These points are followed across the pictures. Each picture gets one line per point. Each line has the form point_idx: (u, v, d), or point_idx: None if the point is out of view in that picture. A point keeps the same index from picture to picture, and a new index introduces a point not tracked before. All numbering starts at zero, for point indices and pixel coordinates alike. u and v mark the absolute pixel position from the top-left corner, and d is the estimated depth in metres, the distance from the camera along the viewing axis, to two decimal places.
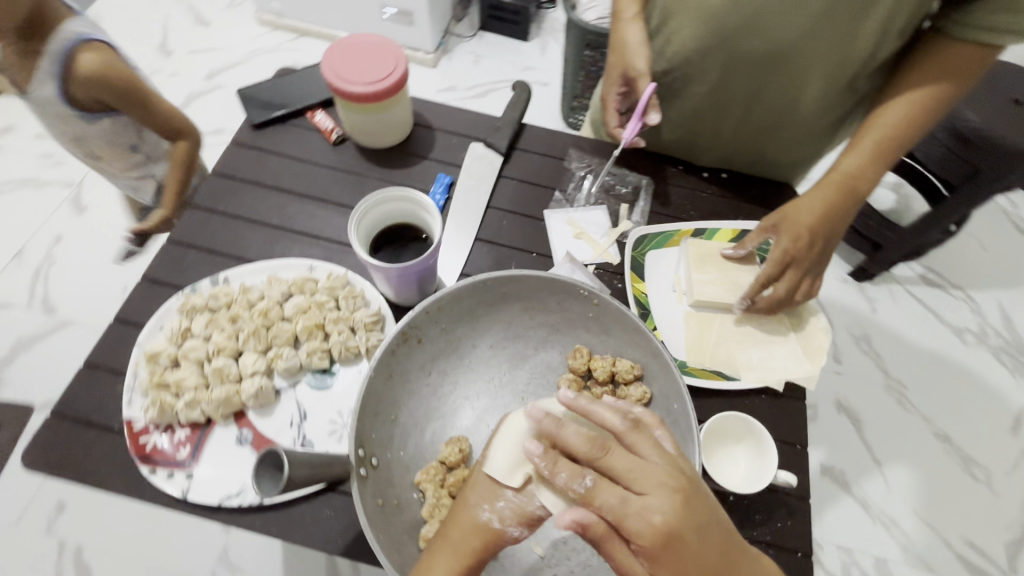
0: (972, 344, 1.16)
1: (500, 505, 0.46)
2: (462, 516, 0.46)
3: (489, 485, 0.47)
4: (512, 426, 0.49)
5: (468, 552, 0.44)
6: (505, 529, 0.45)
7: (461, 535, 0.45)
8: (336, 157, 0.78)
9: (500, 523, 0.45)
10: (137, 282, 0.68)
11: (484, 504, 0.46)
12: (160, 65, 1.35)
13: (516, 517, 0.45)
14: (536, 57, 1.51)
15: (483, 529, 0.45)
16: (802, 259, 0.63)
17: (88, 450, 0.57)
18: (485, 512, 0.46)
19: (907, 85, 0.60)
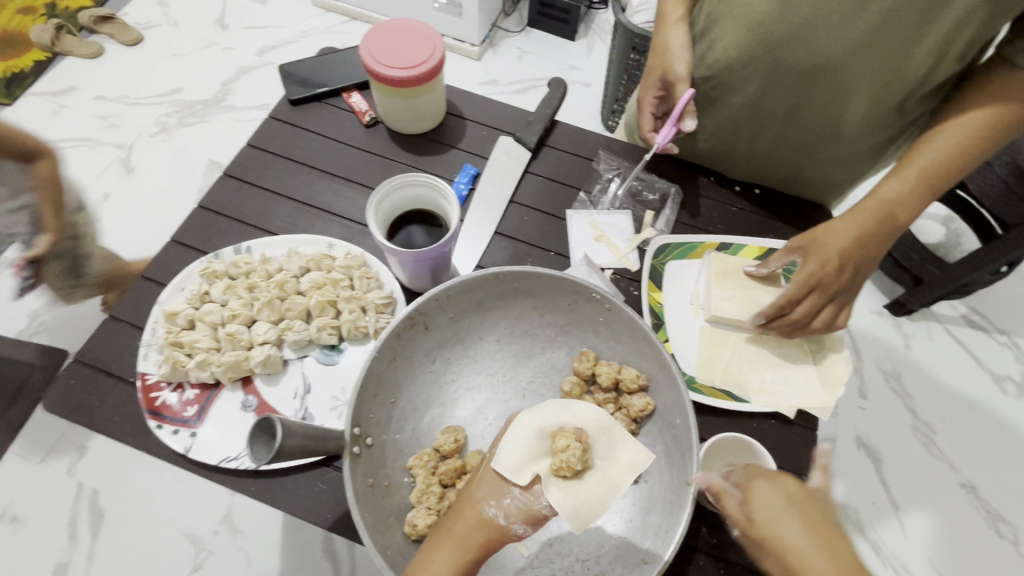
0: (1013, 394, 1.09)
1: (506, 501, 0.47)
2: (468, 511, 0.46)
3: (493, 482, 0.48)
4: (519, 427, 0.49)
5: (473, 545, 0.45)
6: (510, 526, 0.46)
7: (465, 530, 0.45)
8: (368, 139, 0.79)
9: (505, 519, 0.46)
10: (166, 243, 0.70)
11: (490, 501, 0.47)
12: (214, 37, 1.39)
13: (521, 515, 0.46)
14: (581, 58, 1.50)
15: (488, 525, 0.46)
16: (828, 285, 0.58)
17: (103, 398, 0.60)
18: (491, 507, 0.46)
19: (962, 112, 0.57)
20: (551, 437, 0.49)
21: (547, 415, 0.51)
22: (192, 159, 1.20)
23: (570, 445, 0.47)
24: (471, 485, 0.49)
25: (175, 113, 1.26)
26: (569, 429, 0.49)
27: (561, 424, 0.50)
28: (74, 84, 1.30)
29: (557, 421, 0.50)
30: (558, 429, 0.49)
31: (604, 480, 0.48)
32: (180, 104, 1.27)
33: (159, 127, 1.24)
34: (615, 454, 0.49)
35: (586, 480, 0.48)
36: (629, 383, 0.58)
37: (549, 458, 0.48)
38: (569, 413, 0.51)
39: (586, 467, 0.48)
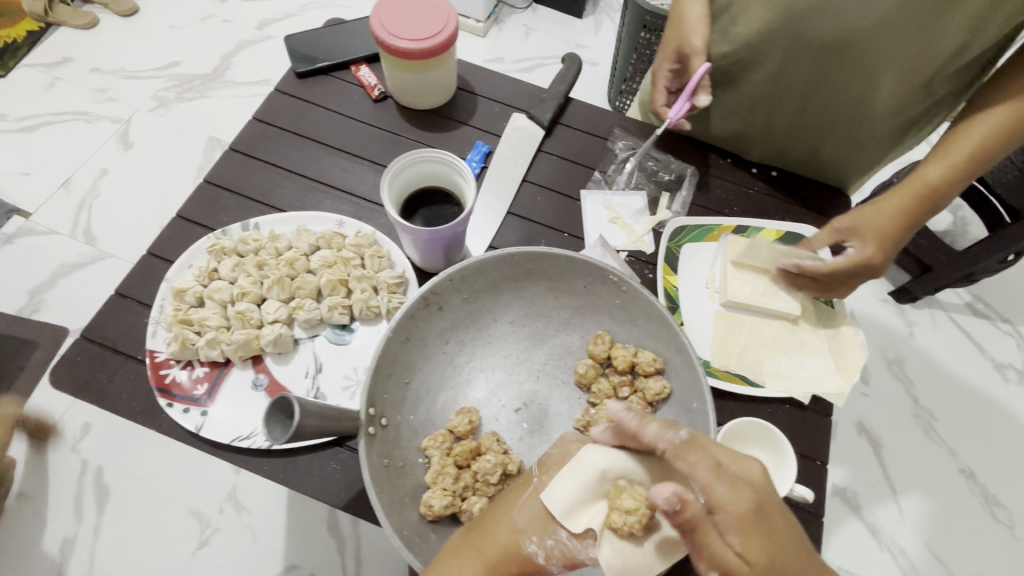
0: (1013, 381, 1.09)
1: (549, 542, 0.43)
2: (503, 537, 0.44)
3: (541, 517, 0.44)
4: (581, 467, 0.45)
5: (498, 575, 0.43)
6: (549, 567, 0.43)
7: (496, 553, 0.43)
8: (376, 115, 0.77)
9: (544, 559, 0.43)
10: (171, 219, 0.68)
11: (532, 535, 0.44)
12: (212, 9, 1.35)
13: (562, 558, 0.43)
14: (588, 36, 1.46)
15: (523, 559, 0.43)
16: (865, 268, 0.61)
17: (111, 375, 0.59)
18: (531, 544, 0.43)
19: (1013, 93, 0.54)
20: (613, 484, 0.45)
21: (614, 459, 0.46)
22: (192, 134, 1.16)
23: (637, 507, 0.43)
24: (513, 509, 0.46)
25: (173, 88, 1.22)
26: (639, 486, 0.45)
27: (628, 472, 0.46)
28: (70, 56, 1.26)
29: (623, 469, 0.46)
30: (621, 480, 0.45)
31: (661, 541, 0.44)
32: (179, 78, 1.24)
33: (157, 100, 1.20)
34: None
35: (643, 542, 0.44)
36: (646, 366, 0.58)
37: (607, 507, 0.45)
38: (638, 461, 0.46)
39: (648, 527, 0.44)
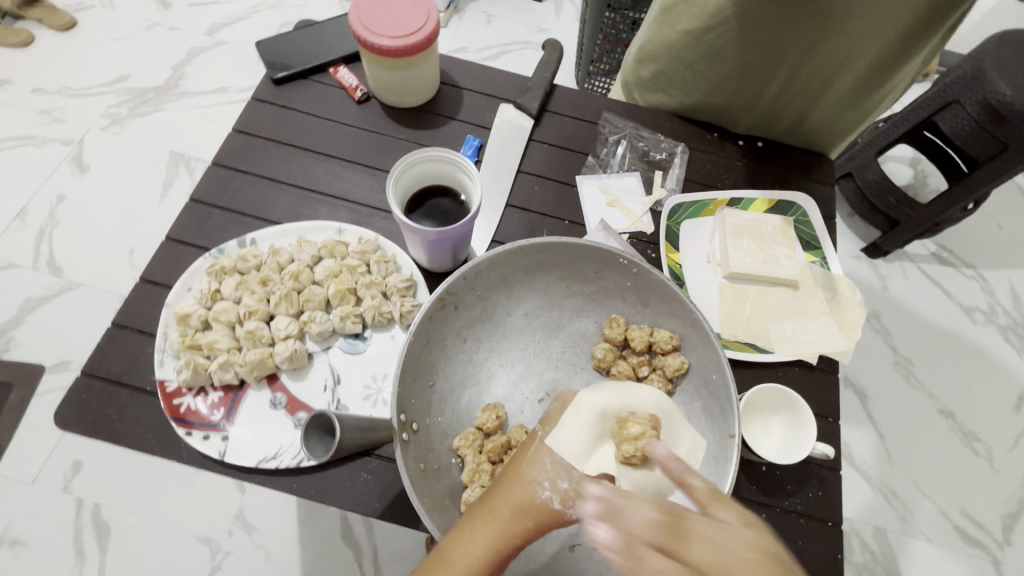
0: (981, 322, 1.13)
1: (562, 485, 0.41)
2: (515, 491, 0.41)
3: (550, 462, 0.42)
4: (582, 406, 0.47)
5: (512, 533, 0.40)
6: (568, 512, 0.40)
7: (513, 514, 0.41)
8: (360, 116, 0.75)
9: (561, 504, 0.40)
10: (160, 242, 0.66)
11: (543, 483, 0.41)
12: (157, 17, 1.29)
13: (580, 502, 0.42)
14: (551, 19, 1.45)
15: (539, 508, 0.41)
16: None
17: (122, 410, 0.57)
18: (544, 491, 0.41)
19: None
20: (617, 420, 0.47)
21: (612, 397, 0.48)
22: (151, 150, 1.10)
23: (643, 433, 0.46)
24: (517, 461, 0.44)
25: (125, 103, 1.16)
26: (641, 415, 0.47)
27: (629, 409, 0.48)
28: (8, 77, 1.18)
29: (623, 406, 0.48)
30: (621, 415, 0.47)
31: None
32: (130, 92, 1.18)
33: (110, 118, 1.14)
34: (677, 440, 0.49)
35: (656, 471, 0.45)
36: (663, 345, 0.59)
37: (615, 445, 0.46)
38: (628, 397, 0.49)
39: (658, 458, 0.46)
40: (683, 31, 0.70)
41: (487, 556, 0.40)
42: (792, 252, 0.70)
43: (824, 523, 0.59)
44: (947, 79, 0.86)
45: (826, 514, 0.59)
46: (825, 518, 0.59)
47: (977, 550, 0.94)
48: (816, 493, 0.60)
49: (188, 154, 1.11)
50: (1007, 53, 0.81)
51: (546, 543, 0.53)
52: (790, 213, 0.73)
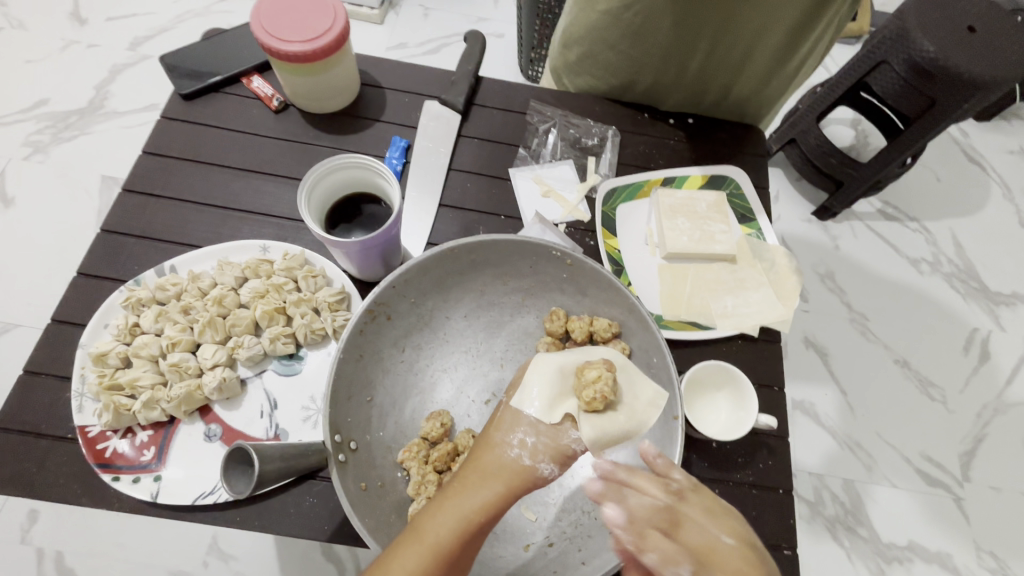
0: (927, 272, 1.14)
1: (529, 441, 0.46)
2: (486, 457, 0.45)
3: (513, 422, 0.47)
4: (541, 365, 0.49)
5: (485, 496, 0.44)
6: (537, 465, 0.45)
7: (484, 475, 0.45)
8: (280, 126, 0.72)
9: (530, 459, 0.45)
10: (72, 279, 0.62)
11: (512, 443, 0.46)
12: (73, 35, 1.19)
13: (550, 452, 0.46)
14: (489, 8, 1.42)
15: (513, 466, 0.45)
16: None
17: (41, 463, 0.54)
18: (513, 449, 0.46)
19: None
20: (575, 373, 0.49)
21: (568, 354, 0.50)
22: (80, 176, 1.03)
23: (601, 377, 0.47)
24: (488, 431, 0.48)
25: (47, 129, 1.08)
26: (596, 362, 0.49)
27: (585, 360, 0.50)
28: None
29: (580, 359, 0.50)
30: (580, 365, 0.49)
31: (631, 416, 0.48)
32: (49, 117, 1.09)
33: (31, 146, 1.05)
34: (635, 389, 0.50)
35: (617, 413, 0.48)
36: (603, 333, 0.59)
37: (577, 397, 0.48)
38: (580, 353, 0.50)
39: (616, 401, 0.48)
40: (602, 11, 0.68)
41: (458, 527, 0.42)
42: (727, 226, 0.70)
43: (776, 490, 0.60)
44: (874, 39, 0.85)
45: (776, 482, 0.61)
46: (776, 486, 0.60)
47: (938, 490, 0.96)
48: (766, 463, 0.61)
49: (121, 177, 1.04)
50: (930, 6, 0.81)
51: (499, 546, 0.53)
52: (723, 187, 0.74)
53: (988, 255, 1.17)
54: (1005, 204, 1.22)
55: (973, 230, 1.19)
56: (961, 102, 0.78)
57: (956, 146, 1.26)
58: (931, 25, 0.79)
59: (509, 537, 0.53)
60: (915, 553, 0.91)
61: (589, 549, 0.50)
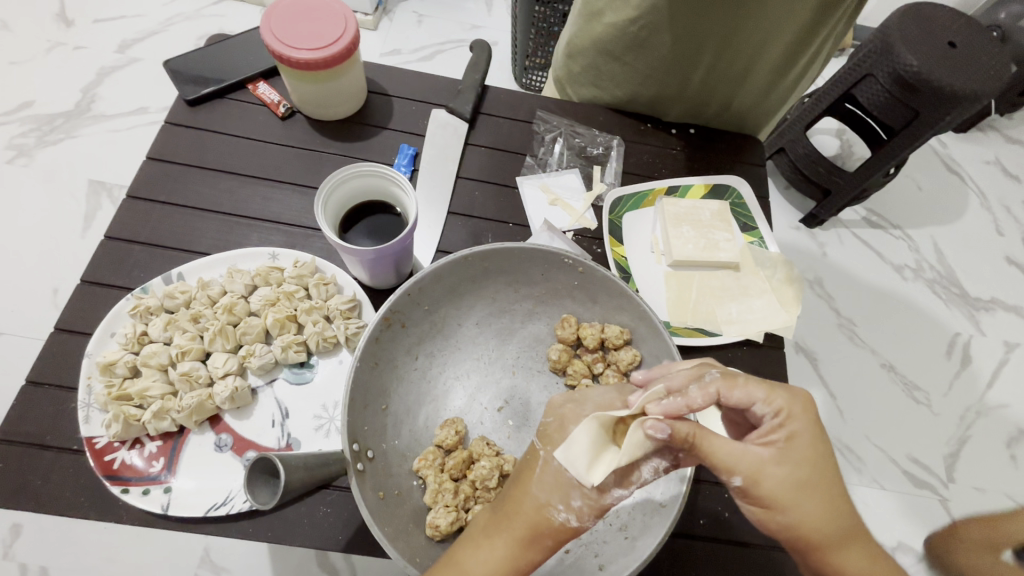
0: (911, 279, 1.17)
1: (576, 504, 0.43)
2: (529, 512, 0.43)
3: (557, 485, 0.44)
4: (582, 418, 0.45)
5: (531, 543, 0.42)
6: (583, 526, 0.43)
7: (528, 525, 0.43)
8: (286, 133, 0.72)
9: (577, 521, 0.43)
10: (74, 287, 0.61)
11: (557, 506, 0.43)
12: (60, 36, 1.17)
13: (593, 512, 0.43)
14: (482, 16, 1.43)
15: (559, 528, 0.43)
16: None
17: (45, 475, 0.52)
18: (561, 513, 0.43)
19: None
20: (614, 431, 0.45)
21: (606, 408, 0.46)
22: (66, 181, 1.00)
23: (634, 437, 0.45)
24: (528, 474, 0.46)
25: (31, 132, 1.05)
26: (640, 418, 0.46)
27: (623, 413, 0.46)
28: None
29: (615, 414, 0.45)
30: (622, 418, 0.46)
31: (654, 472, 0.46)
32: (35, 120, 1.06)
33: (14, 149, 1.02)
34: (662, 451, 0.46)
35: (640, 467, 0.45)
36: (614, 340, 0.59)
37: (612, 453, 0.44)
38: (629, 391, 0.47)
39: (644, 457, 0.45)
40: (608, 24, 0.70)
41: (507, 558, 0.42)
42: (731, 235, 0.72)
43: None
44: (861, 53, 0.88)
45: None
46: None
47: (925, 492, 0.98)
48: None
49: (109, 182, 1.02)
50: (915, 22, 0.84)
51: None
52: (725, 197, 0.75)
53: (968, 262, 1.20)
54: (984, 213, 1.26)
55: (953, 238, 1.23)
56: (945, 114, 0.81)
57: (936, 156, 1.30)
58: (916, 40, 0.82)
59: None
60: (904, 554, 0.94)
61: (606, 554, 0.50)
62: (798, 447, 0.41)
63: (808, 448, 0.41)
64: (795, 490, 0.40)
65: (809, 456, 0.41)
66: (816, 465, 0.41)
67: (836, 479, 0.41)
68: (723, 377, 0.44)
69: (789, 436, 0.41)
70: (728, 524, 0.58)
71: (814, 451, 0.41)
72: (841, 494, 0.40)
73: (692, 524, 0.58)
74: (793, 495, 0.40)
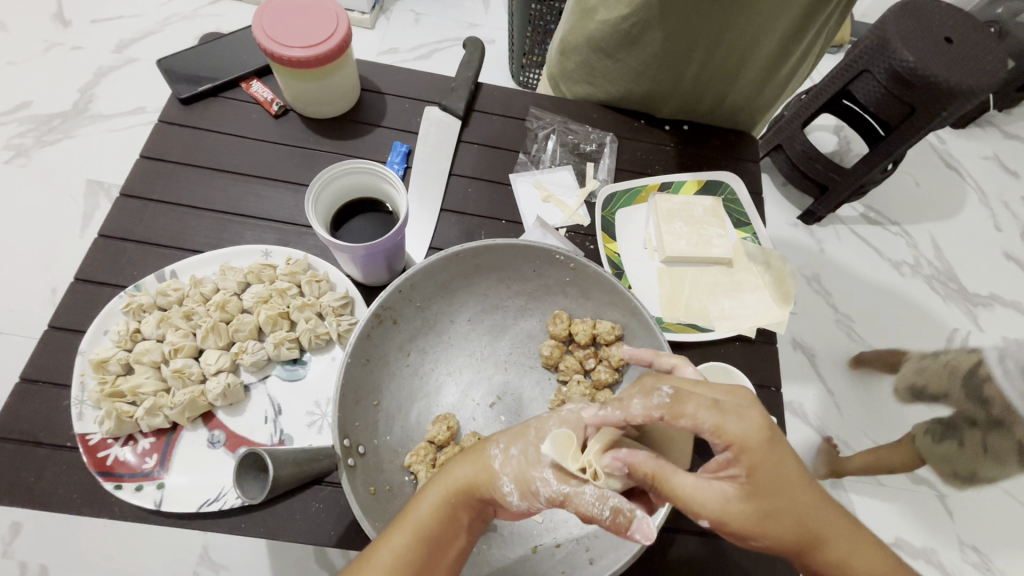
0: (909, 275, 1.17)
1: (512, 451, 0.43)
2: (473, 453, 0.44)
3: (513, 431, 0.44)
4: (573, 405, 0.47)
5: (460, 484, 0.43)
6: (500, 474, 0.42)
7: (462, 471, 0.43)
8: (280, 131, 0.72)
9: (500, 465, 0.43)
10: (68, 286, 0.62)
11: (498, 443, 0.44)
12: (58, 36, 1.17)
13: (516, 473, 0.42)
14: (479, 14, 1.43)
15: (485, 465, 0.43)
16: None
17: (40, 472, 0.53)
18: (496, 449, 0.44)
19: None
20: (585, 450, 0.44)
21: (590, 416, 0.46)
22: (65, 181, 1.01)
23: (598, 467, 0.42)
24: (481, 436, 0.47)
25: (28, 132, 1.05)
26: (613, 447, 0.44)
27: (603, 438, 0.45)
28: None
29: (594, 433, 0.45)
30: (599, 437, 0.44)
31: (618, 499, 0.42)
32: (32, 120, 1.06)
33: (12, 149, 1.02)
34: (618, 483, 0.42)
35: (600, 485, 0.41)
36: (606, 336, 0.59)
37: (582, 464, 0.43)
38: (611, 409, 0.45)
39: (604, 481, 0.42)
40: (601, 21, 0.70)
41: (439, 510, 0.42)
42: (724, 231, 0.72)
43: None
44: (858, 48, 0.88)
45: None
46: None
47: (923, 487, 0.98)
48: None
49: (108, 182, 1.02)
50: (911, 18, 0.84)
51: (507, 549, 0.53)
52: (718, 192, 0.75)
53: (966, 258, 1.20)
54: (982, 209, 1.26)
55: (951, 234, 1.22)
56: (940, 110, 0.81)
57: (934, 152, 1.30)
58: (911, 35, 0.82)
59: (517, 539, 0.53)
60: (901, 550, 0.93)
61: (597, 548, 0.50)
62: (762, 474, 0.37)
63: (771, 477, 0.38)
64: (763, 519, 0.38)
65: (774, 483, 0.38)
66: (784, 493, 0.38)
67: (809, 500, 0.39)
68: (672, 400, 0.39)
69: (751, 464, 0.37)
70: None
71: (777, 478, 0.38)
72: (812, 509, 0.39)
73: (683, 518, 0.58)
74: (761, 523, 0.38)
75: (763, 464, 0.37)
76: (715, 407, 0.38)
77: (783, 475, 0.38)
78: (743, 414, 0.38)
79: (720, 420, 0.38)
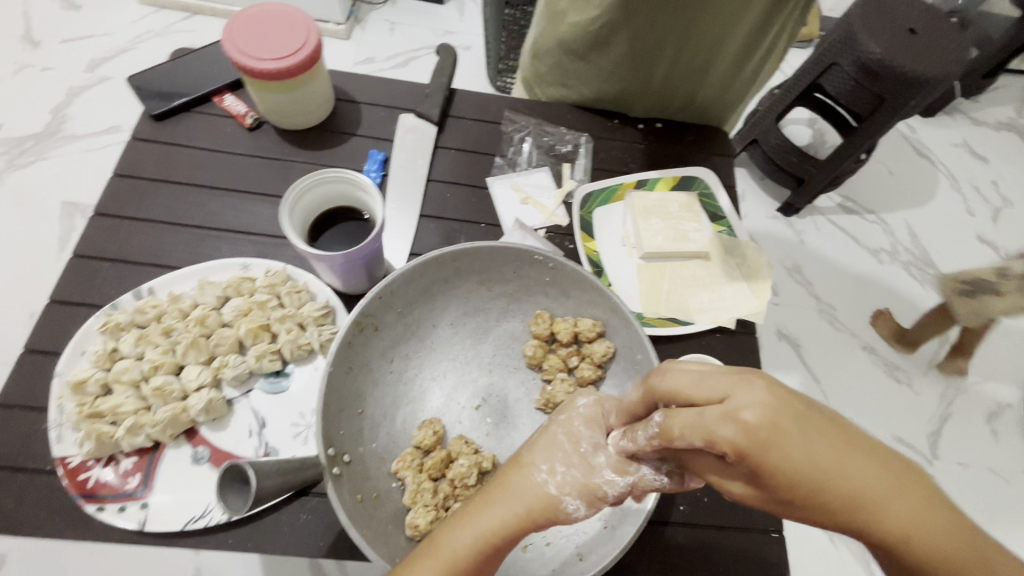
0: (887, 262, 1.19)
1: (560, 470, 0.40)
2: (516, 480, 0.41)
3: (543, 446, 0.42)
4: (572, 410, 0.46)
5: (506, 518, 0.40)
6: (562, 498, 0.39)
7: (511, 501, 0.40)
8: (255, 143, 0.72)
9: (557, 489, 0.40)
10: (43, 307, 0.61)
11: (541, 466, 0.41)
12: (27, 57, 1.16)
13: (577, 488, 0.40)
14: (455, 21, 1.44)
15: (539, 494, 0.40)
16: None
17: (20, 497, 0.52)
18: (542, 474, 0.41)
19: None
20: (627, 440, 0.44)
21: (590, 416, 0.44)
22: (38, 203, 0.99)
23: None
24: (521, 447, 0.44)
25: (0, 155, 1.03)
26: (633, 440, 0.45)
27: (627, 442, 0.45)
28: None
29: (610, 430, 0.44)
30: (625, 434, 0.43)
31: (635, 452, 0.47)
32: (4, 143, 1.05)
33: None
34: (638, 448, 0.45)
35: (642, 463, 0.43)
36: (587, 333, 0.60)
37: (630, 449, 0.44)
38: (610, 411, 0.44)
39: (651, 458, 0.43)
40: (572, 24, 0.70)
41: (478, 544, 0.39)
42: (700, 225, 0.73)
43: None
44: (826, 42, 0.90)
45: None
46: None
47: None
48: None
49: (83, 203, 1.00)
50: (875, 11, 0.86)
51: None
52: (693, 188, 0.76)
53: (940, 243, 1.23)
54: (953, 195, 1.29)
55: (926, 220, 1.25)
56: (907, 99, 0.83)
57: (905, 141, 1.33)
58: (876, 28, 0.84)
59: None
60: None
61: (586, 545, 0.51)
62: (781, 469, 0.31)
63: (794, 470, 0.31)
64: (785, 504, 0.32)
65: (797, 474, 0.31)
66: (812, 482, 0.31)
67: (848, 478, 0.32)
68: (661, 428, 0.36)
69: (762, 458, 0.31)
70: (710, 509, 0.59)
71: (789, 473, 0.31)
72: (857, 472, 0.32)
73: (672, 510, 0.59)
74: (795, 504, 0.32)
75: (781, 459, 0.31)
76: (698, 420, 0.33)
77: (808, 467, 0.31)
78: (740, 413, 0.31)
79: (706, 434, 0.32)
